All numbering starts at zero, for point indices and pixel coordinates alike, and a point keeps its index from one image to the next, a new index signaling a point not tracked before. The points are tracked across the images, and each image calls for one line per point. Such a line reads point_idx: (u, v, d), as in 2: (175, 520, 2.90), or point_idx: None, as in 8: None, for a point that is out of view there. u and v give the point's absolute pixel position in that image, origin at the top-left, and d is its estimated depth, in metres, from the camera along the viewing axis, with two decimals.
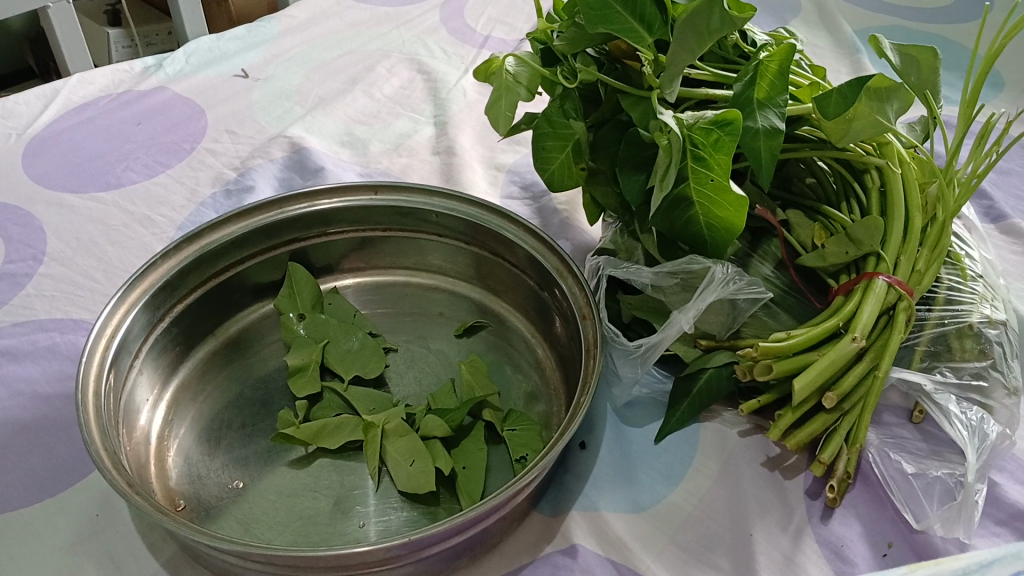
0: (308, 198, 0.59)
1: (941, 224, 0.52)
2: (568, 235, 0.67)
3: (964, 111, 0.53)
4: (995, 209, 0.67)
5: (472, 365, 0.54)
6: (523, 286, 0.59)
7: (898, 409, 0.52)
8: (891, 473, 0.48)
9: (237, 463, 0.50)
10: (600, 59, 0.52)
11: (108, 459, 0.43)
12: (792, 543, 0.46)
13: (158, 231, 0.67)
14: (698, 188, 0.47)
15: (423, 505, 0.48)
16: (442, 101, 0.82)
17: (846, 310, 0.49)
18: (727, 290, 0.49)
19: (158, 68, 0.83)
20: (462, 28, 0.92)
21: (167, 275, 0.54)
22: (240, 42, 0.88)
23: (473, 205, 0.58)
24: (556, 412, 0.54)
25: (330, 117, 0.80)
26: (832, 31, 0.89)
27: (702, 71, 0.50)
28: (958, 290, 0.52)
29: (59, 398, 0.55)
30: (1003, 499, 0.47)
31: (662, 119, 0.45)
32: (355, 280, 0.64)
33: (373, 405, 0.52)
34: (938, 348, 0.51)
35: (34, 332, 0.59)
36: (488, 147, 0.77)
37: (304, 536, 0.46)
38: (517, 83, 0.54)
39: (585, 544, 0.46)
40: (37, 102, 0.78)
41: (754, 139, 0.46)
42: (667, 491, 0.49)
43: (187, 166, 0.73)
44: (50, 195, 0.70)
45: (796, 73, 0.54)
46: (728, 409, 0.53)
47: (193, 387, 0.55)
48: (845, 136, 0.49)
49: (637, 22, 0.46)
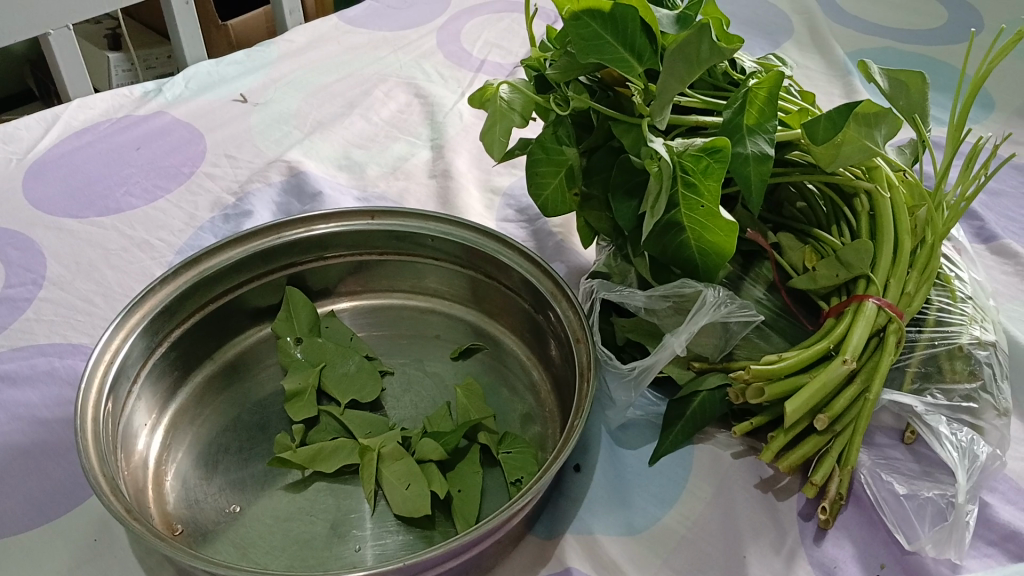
0: (305, 223, 0.60)
1: (930, 246, 0.52)
2: (562, 257, 0.68)
3: (953, 135, 0.54)
4: (985, 229, 0.67)
5: (467, 389, 0.54)
6: (519, 309, 0.60)
7: (890, 431, 0.53)
8: (883, 494, 0.49)
9: (234, 487, 0.51)
10: (591, 87, 0.54)
11: (107, 484, 0.43)
12: (786, 566, 0.46)
13: (157, 255, 0.68)
14: (688, 214, 0.47)
15: (419, 528, 0.48)
16: (438, 125, 0.83)
17: (836, 333, 0.50)
18: (719, 313, 0.50)
19: (158, 93, 0.84)
20: (458, 52, 0.93)
21: (166, 300, 0.54)
22: (239, 66, 0.89)
23: (469, 229, 0.59)
24: (551, 434, 0.54)
25: (327, 140, 0.81)
26: (823, 53, 0.90)
27: (691, 99, 0.51)
28: (947, 311, 0.53)
29: (57, 422, 0.55)
30: (994, 520, 0.48)
31: (652, 146, 0.46)
32: (351, 303, 0.64)
33: (369, 428, 0.53)
34: (928, 369, 0.51)
35: (33, 356, 0.59)
36: (484, 170, 0.78)
37: (301, 561, 0.46)
38: (511, 109, 0.54)
39: (580, 567, 0.46)
40: (38, 127, 0.79)
41: (744, 164, 0.47)
42: (661, 513, 0.49)
43: (186, 191, 0.74)
44: (49, 220, 0.70)
45: (786, 99, 0.55)
46: (722, 431, 0.53)
47: (191, 411, 0.56)
48: (834, 161, 0.50)
49: (628, 52, 0.47)
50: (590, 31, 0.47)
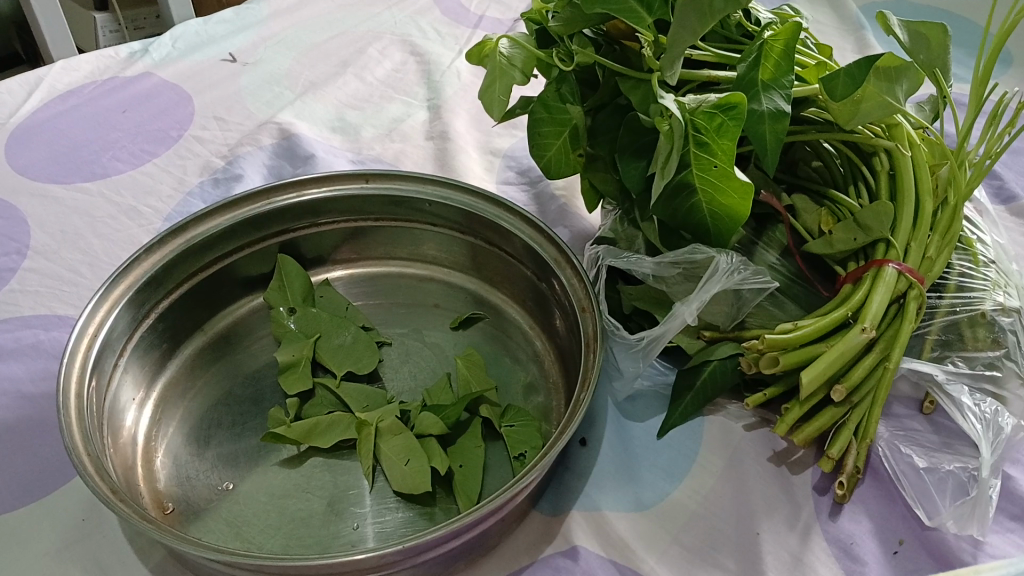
0: (296, 187, 0.57)
1: (953, 208, 0.50)
2: (565, 222, 0.65)
3: (976, 91, 0.51)
4: (1004, 190, 0.65)
5: (468, 359, 0.52)
6: (521, 277, 0.57)
7: (908, 401, 0.51)
8: (902, 467, 0.47)
9: (227, 463, 0.49)
10: (596, 40, 0.50)
11: (92, 465, 0.41)
12: (800, 542, 0.44)
13: (145, 222, 0.66)
14: (701, 176, 0.45)
15: (420, 505, 0.46)
16: (435, 84, 0.80)
17: (855, 299, 0.47)
18: (732, 280, 0.47)
19: (144, 53, 0.81)
20: (456, 8, 0.90)
21: (152, 270, 0.52)
22: (228, 25, 0.86)
23: (468, 193, 0.57)
24: (556, 406, 0.52)
25: (321, 101, 0.77)
26: (836, 6, 0.87)
27: (704, 52, 0.48)
28: (969, 276, 0.50)
29: (44, 398, 0.53)
30: (1017, 493, 0.46)
31: (662, 103, 0.43)
32: (347, 271, 0.62)
33: (366, 402, 0.51)
34: (949, 337, 0.49)
35: (18, 329, 0.57)
36: (483, 131, 0.75)
37: (297, 540, 0.45)
38: (512, 65, 0.52)
39: (587, 545, 0.44)
40: (20, 90, 0.76)
41: (758, 123, 0.44)
42: (670, 487, 0.47)
43: (174, 155, 0.71)
44: (33, 186, 0.68)
45: (803, 52, 0.52)
46: (733, 402, 0.51)
47: (182, 385, 0.54)
48: (853, 118, 0.47)
49: (636, 1, 0.44)
50: None
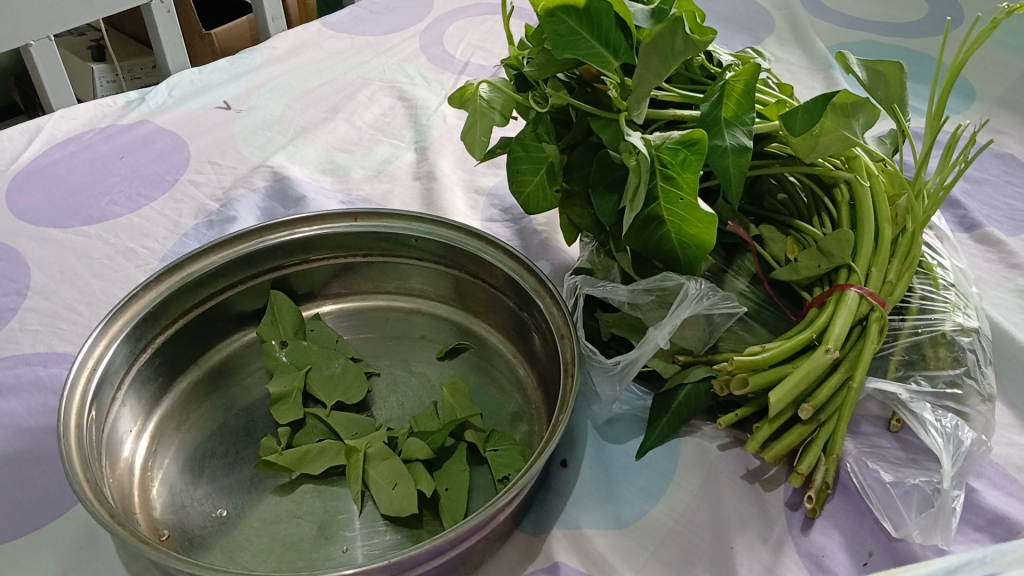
0: (288, 226, 0.60)
1: (911, 234, 0.52)
2: (547, 255, 0.68)
3: (931, 124, 0.54)
4: (968, 218, 0.68)
5: (453, 387, 0.54)
6: (504, 307, 0.60)
7: (876, 419, 0.53)
8: (870, 482, 0.49)
9: (221, 491, 0.50)
10: (569, 83, 0.53)
11: (91, 491, 0.43)
12: (774, 556, 0.46)
13: (141, 262, 0.68)
14: (669, 207, 0.47)
15: (407, 528, 0.48)
16: (422, 127, 0.83)
17: (819, 323, 0.50)
18: (701, 305, 0.50)
19: (141, 101, 0.84)
20: (441, 55, 0.94)
21: (149, 306, 0.54)
22: (222, 73, 0.89)
23: (452, 229, 0.59)
24: (538, 431, 0.54)
25: (311, 145, 0.81)
26: (805, 48, 0.91)
27: (669, 92, 0.52)
28: (930, 299, 0.53)
29: (43, 431, 0.55)
30: (982, 505, 0.48)
31: (630, 140, 0.46)
32: (336, 306, 0.65)
33: (355, 430, 0.53)
34: (912, 357, 0.51)
35: (18, 365, 0.59)
36: (468, 171, 0.78)
37: (289, 563, 0.46)
38: (491, 108, 0.54)
39: (568, 561, 0.46)
40: (21, 138, 0.79)
41: (722, 157, 0.47)
42: (648, 506, 0.49)
43: (170, 198, 0.74)
44: (33, 229, 0.70)
45: (764, 92, 0.55)
46: (708, 423, 0.53)
47: (177, 417, 0.56)
48: (813, 151, 0.50)
49: (604, 47, 0.47)
50: (565, 27, 0.47)
